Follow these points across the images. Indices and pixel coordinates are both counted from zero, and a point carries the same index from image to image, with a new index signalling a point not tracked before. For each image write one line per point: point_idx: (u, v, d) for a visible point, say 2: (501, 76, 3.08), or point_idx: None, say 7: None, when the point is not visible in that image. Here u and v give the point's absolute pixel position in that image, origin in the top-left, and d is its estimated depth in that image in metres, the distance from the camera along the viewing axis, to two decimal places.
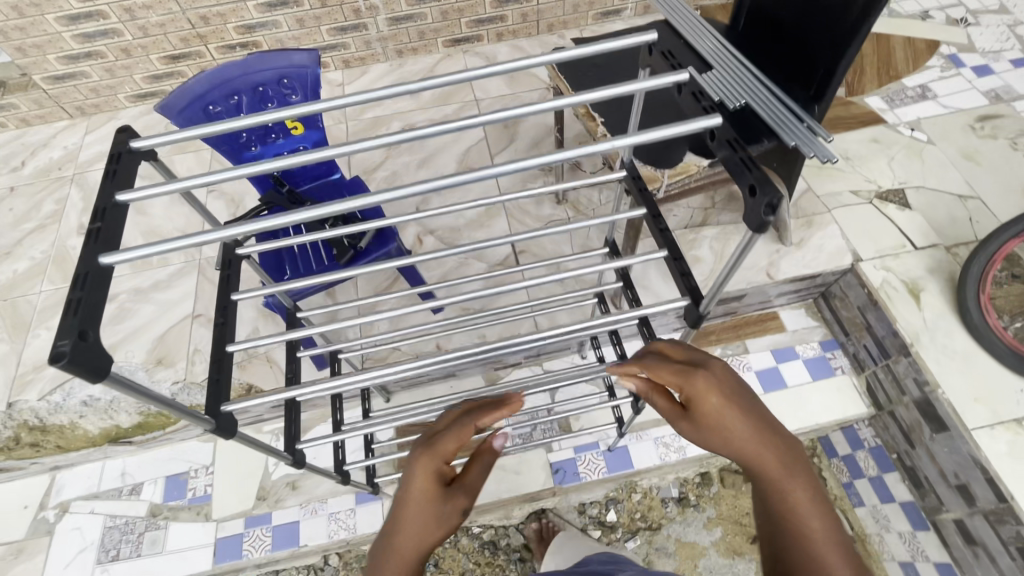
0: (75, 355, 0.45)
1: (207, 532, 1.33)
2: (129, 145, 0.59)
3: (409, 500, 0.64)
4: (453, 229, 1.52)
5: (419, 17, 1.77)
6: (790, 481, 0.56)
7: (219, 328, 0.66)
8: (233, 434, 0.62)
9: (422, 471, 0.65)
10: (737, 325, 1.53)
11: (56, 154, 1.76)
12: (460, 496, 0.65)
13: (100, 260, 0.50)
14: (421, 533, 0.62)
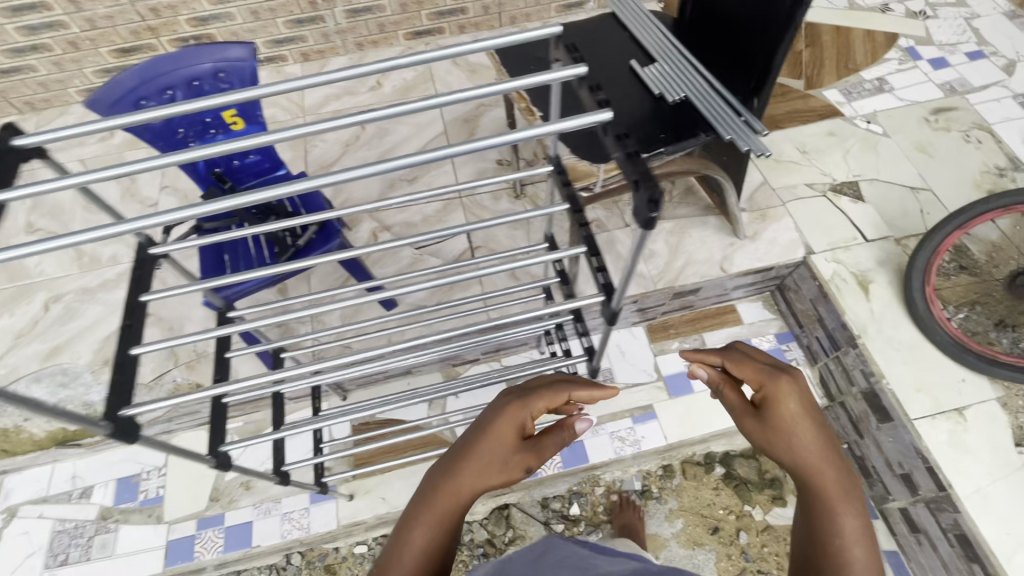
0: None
1: (158, 534, 1.32)
2: (12, 142, 0.58)
3: (485, 435, 0.62)
4: (410, 225, 1.51)
5: (377, 9, 1.74)
6: (849, 513, 0.51)
7: (125, 330, 0.64)
8: (135, 439, 0.61)
9: (511, 415, 0.63)
10: (694, 318, 1.54)
11: None
12: (533, 451, 0.64)
13: None
14: (485, 472, 0.61)
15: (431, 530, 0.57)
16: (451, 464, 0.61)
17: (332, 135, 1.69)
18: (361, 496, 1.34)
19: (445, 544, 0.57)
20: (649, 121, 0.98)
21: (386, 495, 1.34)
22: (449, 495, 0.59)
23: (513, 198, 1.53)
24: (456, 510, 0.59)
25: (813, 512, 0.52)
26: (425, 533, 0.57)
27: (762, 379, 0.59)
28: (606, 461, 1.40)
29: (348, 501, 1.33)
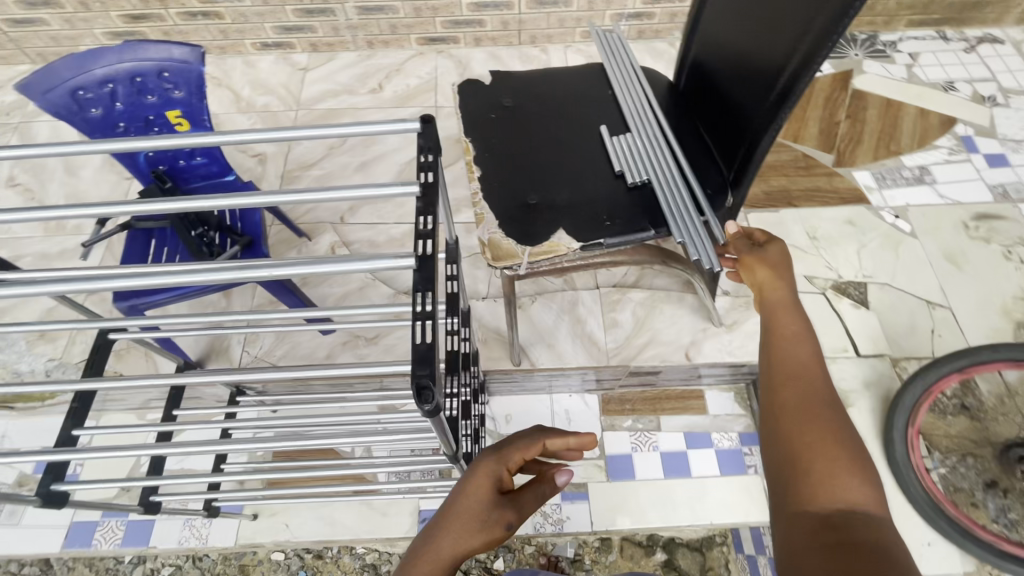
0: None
1: (64, 514, 1.31)
2: None
3: (462, 490, 0.64)
4: (372, 244, 1.44)
5: (389, 10, 1.66)
6: (798, 338, 0.63)
7: None
8: None
9: (485, 466, 0.66)
10: (654, 398, 1.43)
11: (9, 98, 1.73)
12: (512, 506, 0.64)
13: None
14: (463, 529, 0.61)
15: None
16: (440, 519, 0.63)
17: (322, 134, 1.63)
18: (264, 517, 1.31)
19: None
20: (600, 201, 0.87)
21: (289, 522, 1.30)
22: (426, 562, 0.59)
23: None
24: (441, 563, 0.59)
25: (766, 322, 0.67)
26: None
27: (762, 236, 0.77)
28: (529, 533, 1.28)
29: (250, 520, 1.30)
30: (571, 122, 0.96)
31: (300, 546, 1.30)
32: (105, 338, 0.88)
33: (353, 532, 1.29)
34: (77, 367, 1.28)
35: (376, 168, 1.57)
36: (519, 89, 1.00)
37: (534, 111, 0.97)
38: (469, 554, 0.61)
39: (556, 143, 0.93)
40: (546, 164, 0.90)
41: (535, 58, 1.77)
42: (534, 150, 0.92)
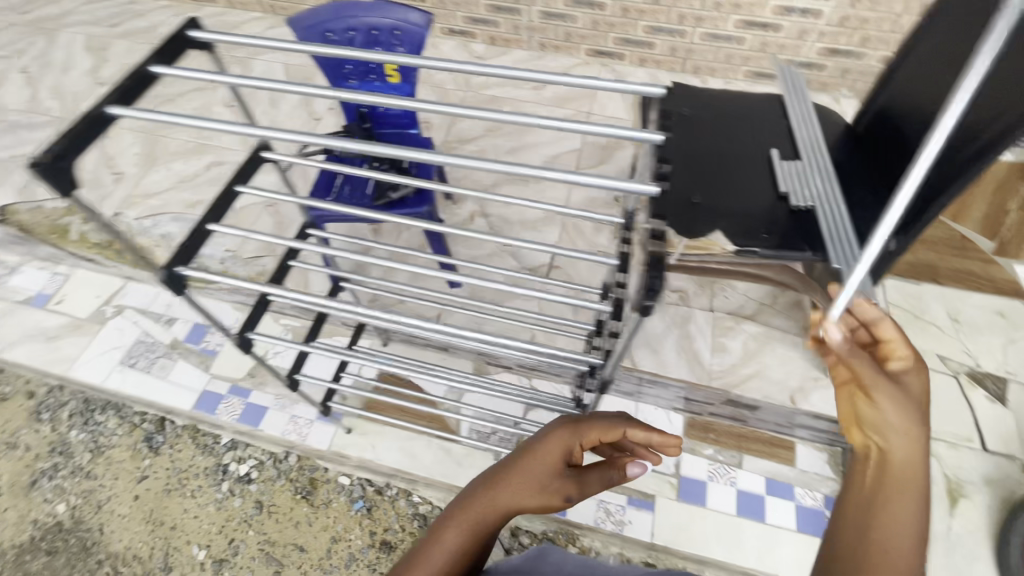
0: (47, 172, 0.58)
1: (201, 380, 1.53)
2: (189, 31, 0.67)
3: (529, 458, 0.70)
4: (507, 220, 1.56)
5: (570, 19, 1.80)
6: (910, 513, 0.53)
7: (215, 205, 0.77)
8: (182, 295, 0.74)
9: (555, 441, 0.70)
10: (742, 435, 1.40)
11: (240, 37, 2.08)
12: (575, 481, 0.70)
13: (109, 110, 0.61)
14: (525, 491, 0.68)
15: (471, 530, 0.67)
16: (497, 477, 0.70)
17: (482, 116, 1.79)
18: (355, 434, 1.45)
19: (476, 545, 0.67)
20: (759, 216, 0.92)
21: (376, 445, 1.43)
22: (482, 504, 0.68)
23: (612, 236, 1.53)
24: (496, 512, 0.68)
25: (877, 489, 0.55)
26: (459, 532, 0.67)
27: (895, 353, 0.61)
28: (577, 536, 1.30)
29: (344, 433, 1.44)
30: (741, 140, 1.02)
31: (366, 478, 1.41)
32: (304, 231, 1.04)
33: (427, 471, 1.39)
34: (245, 262, 1.50)
35: (524, 155, 1.70)
36: (695, 101, 1.07)
37: (707, 123, 1.04)
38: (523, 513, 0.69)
39: (723, 156, 1.00)
40: (712, 172, 0.97)
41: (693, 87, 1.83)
42: (705, 157, 0.99)
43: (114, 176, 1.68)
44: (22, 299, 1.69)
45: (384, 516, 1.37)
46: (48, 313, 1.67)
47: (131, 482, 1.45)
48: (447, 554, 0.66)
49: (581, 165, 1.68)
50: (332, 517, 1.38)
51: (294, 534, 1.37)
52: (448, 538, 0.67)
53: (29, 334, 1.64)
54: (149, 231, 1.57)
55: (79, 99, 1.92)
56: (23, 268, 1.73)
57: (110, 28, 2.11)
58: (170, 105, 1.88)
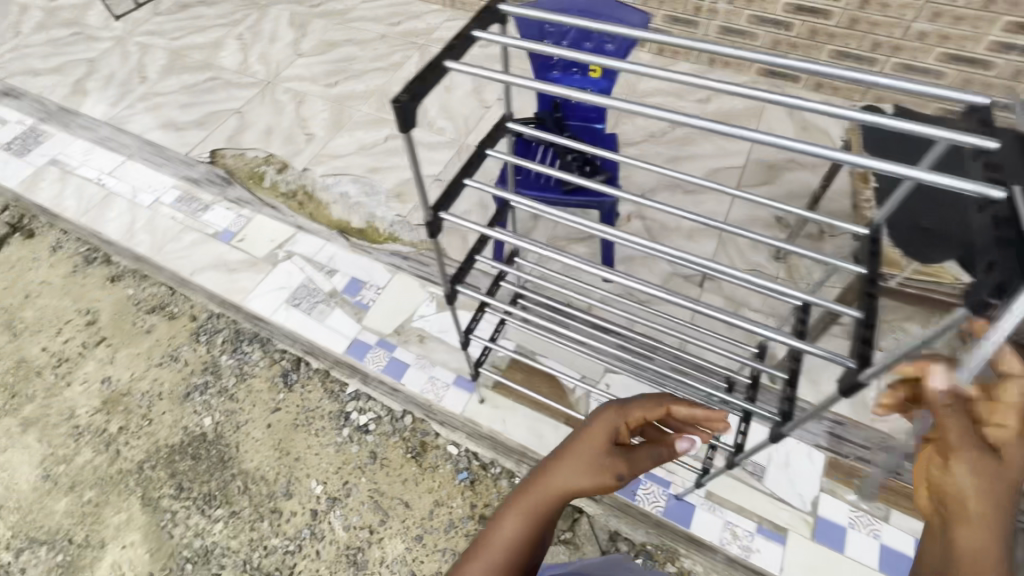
0: (402, 107, 0.63)
1: (353, 328, 1.66)
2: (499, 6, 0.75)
3: (576, 444, 0.76)
4: (662, 225, 1.59)
5: (749, 37, 1.79)
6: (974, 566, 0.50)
7: (469, 164, 0.90)
8: (437, 237, 0.87)
9: (600, 424, 0.77)
10: (891, 488, 1.31)
11: (420, 25, 2.26)
12: (624, 459, 0.75)
13: (446, 63, 0.66)
14: (578, 473, 0.72)
15: (532, 514, 0.71)
16: (548, 465, 0.75)
17: (644, 121, 1.81)
18: (488, 406, 1.51)
19: (538, 527, 0.71)
20: None
21: (506, 419, 1.48)
22: (540, 484, 0.73)
23: (772, 258, 1.50)
24: (553, 496, 0.72)
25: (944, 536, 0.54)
26: (519, 515, 0.71)
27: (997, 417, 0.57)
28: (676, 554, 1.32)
29: (478, 402, 1.51)
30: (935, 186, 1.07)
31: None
32: (507, 202, 1.16)
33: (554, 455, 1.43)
34: None
35: (684, 165, 1.70)
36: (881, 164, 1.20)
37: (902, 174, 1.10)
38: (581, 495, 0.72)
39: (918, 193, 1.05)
40: None
41: None
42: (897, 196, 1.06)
43: (306, 136, 2.01)
44: (210, 233, 1.89)
45: None
46: (230, 248, 1.85)
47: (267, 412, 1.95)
48: (512, 537, 0.70)
49: (742, 182, 1.66)
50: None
51: (403, 490, 1.75)
52: (507, 526, 0.71)
53: (214, 263, 1.83)
54: (330, 188, 1.89)
55: (281, 67, 2.22)
56: (212, 206, 1.95)
57: (311, 9, 2.42)
58: (356, 80, 2.12)
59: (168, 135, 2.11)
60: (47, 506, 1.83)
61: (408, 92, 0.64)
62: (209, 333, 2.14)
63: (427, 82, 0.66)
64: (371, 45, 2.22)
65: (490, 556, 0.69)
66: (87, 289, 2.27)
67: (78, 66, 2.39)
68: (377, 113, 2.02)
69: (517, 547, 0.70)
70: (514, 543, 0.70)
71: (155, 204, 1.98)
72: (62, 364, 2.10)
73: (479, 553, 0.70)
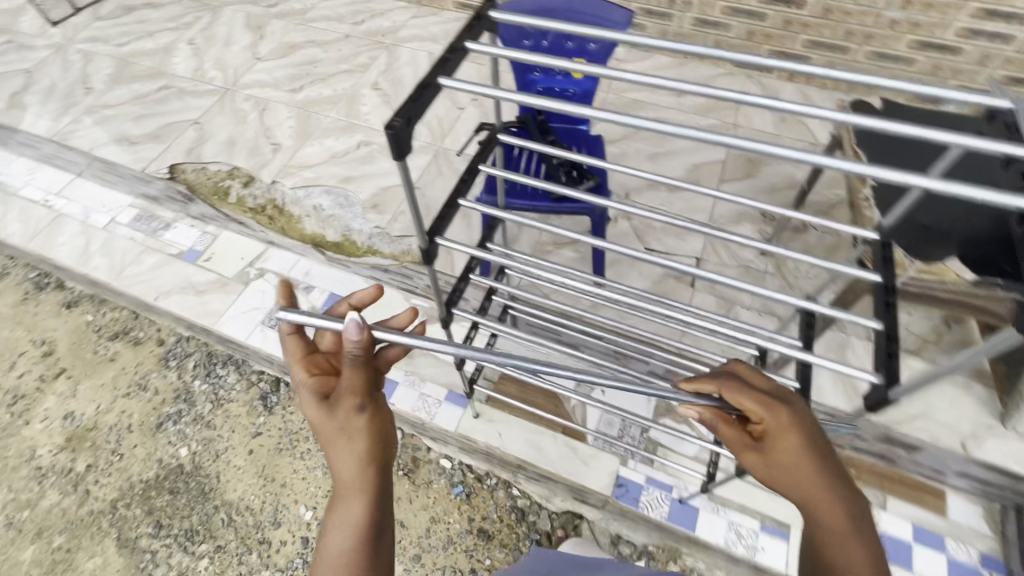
0: (396, 133, 0.56)
1: None
2: (490, 12, 0.70)
3: (325, 437, 0.72)
4: (649, 225, 1.57)
5: (724, 28, 1.77)
6: (817, 496, 0.64)
7: (460, 184, 0.86)
8: (431, 263, 0.83)
9: (310, 401, 0.73)
10: (889, 477, 1.31)
11: (385, 24, 2.17)
12: (343, 400, 0.71)
13: (439, 78, 0.60)
14: (345, 456, 0.70)
15: (351, 513, 0.69)
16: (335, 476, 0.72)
17: (624, 118, 1.78)
18: (484, 420, 1.46)
19: (363, 507, 0.69)
20: None
21: (503, 433, 1.44)
22: (340, 499, 0.70)
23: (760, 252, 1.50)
24: (350, 480, 0.70)
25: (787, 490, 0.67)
26: (342, 529, 0.68)
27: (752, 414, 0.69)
28: (679, 553, 1.32)
29: (473, 417, 1.46)
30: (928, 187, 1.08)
31: (467, 464, 1.50)
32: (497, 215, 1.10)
33: (553, 466, 1.39)
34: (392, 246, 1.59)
35: (666, 162, 1.69)
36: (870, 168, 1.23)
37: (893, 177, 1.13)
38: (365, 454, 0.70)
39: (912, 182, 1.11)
40: None
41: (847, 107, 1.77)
42: (896, 193, 1.10)
43: (272, 146, 1.90)
44: (174, 253, 1.77)
45: (485, 505, 1.45)
46: (197, 269, 1.74)
47: (247, 437, 1.86)
48: (346, 549, 0.67)
49: (725, 176, 1.65)
50: (433, 497, 1.47)
51: None
52: (336, 550, 0.67)
53: (180, 286, 1.72)
54: (302, 201, 1.79)
55: (240, 73, 2.10)
56: (174, 224, 1.83)
57: (267, 9, 2.31)
58: (322, 84, 2.02)
59: (120, 150, 1.97)
60: (13, 556, 1.71)
61: (401, 115, 0.57)
62: (179, 358, 2.02)
63: (419, 102, 0.59)
64: (335, 46, 2.12)
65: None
66: (40, 318, 2.11)
67: (13, 78, 2.21)
68: (346, 118, 1.93)
69: (361, 543, 0.68)
70: (353, 545, 0.67)
71: (110, 225, 1.84)
72: (19, 402, 1.96)
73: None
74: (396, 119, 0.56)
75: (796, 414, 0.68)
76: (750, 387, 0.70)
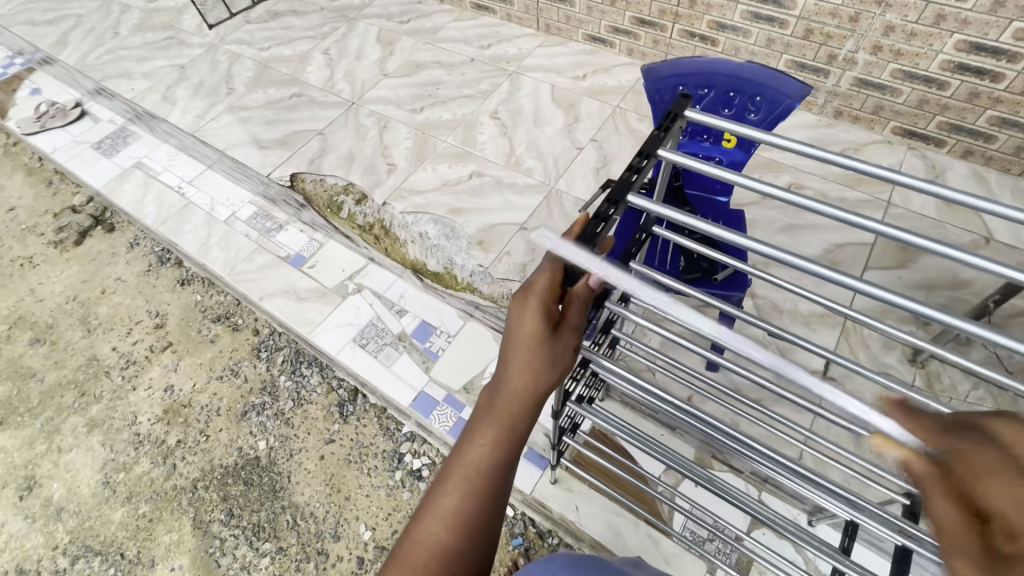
0: (578, 263, 0.58)
1: (420, 379, 1.56)
2: (684, 111, 0.66)
3: (511, 352, 0.59)
4: (776, 306, 1.45)
5: (891, 92, 1.57)
6: None
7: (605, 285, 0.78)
8: None
9: (529, 315, 0.58)
10: None
11: (511, 50, 2.16)
12: (564, 333, 0.59)
13: (630, 199, 0.61)
14: (527, 386, 0.58)
15: (500, 439, 0.58)
16: (495, 392, 0.60)
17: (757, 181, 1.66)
18: (562, 488, 1.39)
19: (512, 444, 0.59)
20: None
21: (581, 507, 1.36)
22: (503, 411, 0.59)
23: (906, 359, 1.34)
24: (517, 407, 0.59)
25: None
26: (489, 440, 0.58)
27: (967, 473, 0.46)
28: None
29: (550, 483, 1.39)
30: None
31: (530, 517, 1.44)
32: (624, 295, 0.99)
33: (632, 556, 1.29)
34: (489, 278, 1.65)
35: (801, 237, 1.56)
36: None
37: None
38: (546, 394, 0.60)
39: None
40: None
41: None
42: None
43: (388, 165, 1.93)
44: (283, 256, 1.84)
45: None
46: (301, 274, 1.79)
47: (321, 443, 1.85)
48: (477, 476, 0.57)
49: (870, 263, 1.49)
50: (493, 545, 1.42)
51: None
52: (467, 469, 0.58)
53: (284, 289, 1.77)
54: (410, 226, 1.78)
55: (367, 87, 2.17)
56: (287, 227, 1.91)
57: (400, 25, 2.38)
58: (442, 108, 2.04)
59: (249, 150, 2.08)
60: (105, 515, 1.83)
61: (586, 242, 0.59)
62: (271, 350, 2.07)
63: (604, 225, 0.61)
64: (460, 69, 2.14)
65: (463, 506, 0.56)
66: (157, 290, 2.27)
67: (170, 71, 2.42)
68: (462, 145, 1.93)
69: (494, 481, 0.58)
70: (484, 477, 0.57)
71: (230, 219, 1.95)
72: (129, 367, 2.10)
73: (444, 500, 0.56)
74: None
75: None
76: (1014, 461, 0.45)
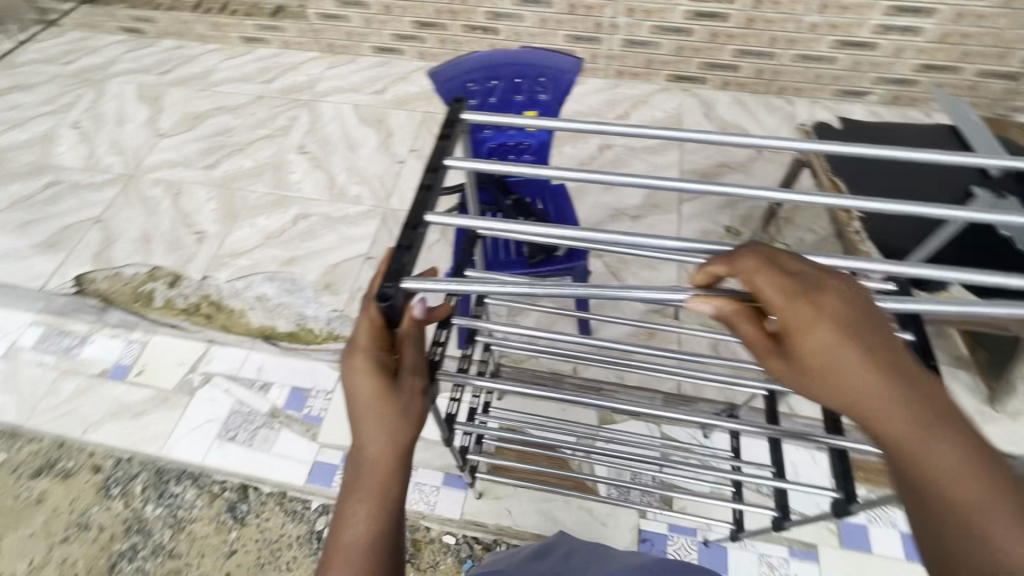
0: (391, 302, 0.54)
1: (309, 450, 1.41)
2: (460, 117, 0.65)
3: (359, 416, 0.54)
4: (621, 260, 1.58)
5: (653, 46, 1.77)
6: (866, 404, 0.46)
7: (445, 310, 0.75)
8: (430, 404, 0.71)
9: (362, 373, 0.53)
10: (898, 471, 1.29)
11: (300, 78, 2.03)
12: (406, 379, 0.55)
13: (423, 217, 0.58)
14: (385, 445, 0.54)
15: (373, 510, 0.53)
16: (354, 462, 0.55)
17: (572, 150, 1.78)
18: (489, 499, 1.37)
19: (390, 508, 0.54)
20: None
21: (513, 509, 1.36)
22: (369, 479, 0.54)
23: None
24: (384, 470, 0.54)
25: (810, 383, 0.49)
26: (364, 513, 0.53)
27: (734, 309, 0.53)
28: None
29: (476, 498, 1.37)
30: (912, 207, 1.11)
31: (472, 535, 1.33)
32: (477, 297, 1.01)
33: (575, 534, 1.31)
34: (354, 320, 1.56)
35: (623, 190, 1.70)
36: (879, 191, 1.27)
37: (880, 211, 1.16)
38: (411, 443, 0.56)
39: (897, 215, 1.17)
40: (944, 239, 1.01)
41: (782, 108, 1.81)
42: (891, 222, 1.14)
43: (196, 234, 1.71)
44: (97, 372, 1.53)
45: None
46: (128, 386, 1.51)
47: None
48: (361, 556, 0.52)
49: (683, 198, 1.68)
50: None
51: None
52: (346, 551, 0.52)
53: (113, 411, 1.49)
54: (243, 292, 1.63)
55: (142, 154, 1.89)
56: (92, 337, 1.58)
57: (160, 76, 2.10)
58: (240, 155, 1.85)
59: (10, 264, 1.69)
60: None
61: (390, 278, 0.54)
62: (124, 483, 1.41)
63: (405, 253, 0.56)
64: (248, 111, 1.96)
65: None
66: None
67: None
68: (276, 190, 1.78)
69: (380, 552, 0.53)
70: (367, 553, 0.52)
71: (10, 352, 1.57)
72: None
73: None
74: (388, 285, 0.53)
75: (921, 422, 0.45)
76: (842, 324, 0.46)
